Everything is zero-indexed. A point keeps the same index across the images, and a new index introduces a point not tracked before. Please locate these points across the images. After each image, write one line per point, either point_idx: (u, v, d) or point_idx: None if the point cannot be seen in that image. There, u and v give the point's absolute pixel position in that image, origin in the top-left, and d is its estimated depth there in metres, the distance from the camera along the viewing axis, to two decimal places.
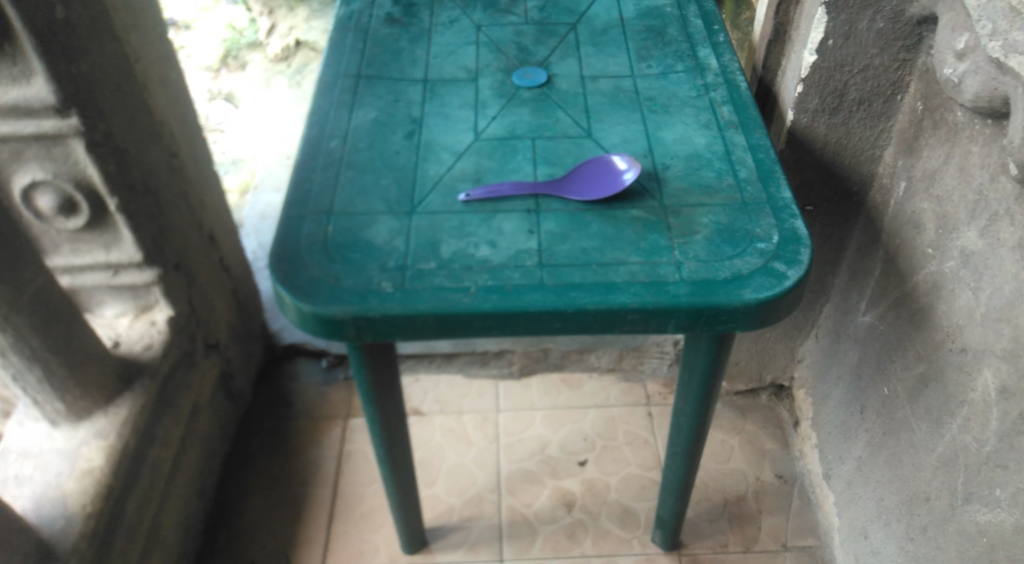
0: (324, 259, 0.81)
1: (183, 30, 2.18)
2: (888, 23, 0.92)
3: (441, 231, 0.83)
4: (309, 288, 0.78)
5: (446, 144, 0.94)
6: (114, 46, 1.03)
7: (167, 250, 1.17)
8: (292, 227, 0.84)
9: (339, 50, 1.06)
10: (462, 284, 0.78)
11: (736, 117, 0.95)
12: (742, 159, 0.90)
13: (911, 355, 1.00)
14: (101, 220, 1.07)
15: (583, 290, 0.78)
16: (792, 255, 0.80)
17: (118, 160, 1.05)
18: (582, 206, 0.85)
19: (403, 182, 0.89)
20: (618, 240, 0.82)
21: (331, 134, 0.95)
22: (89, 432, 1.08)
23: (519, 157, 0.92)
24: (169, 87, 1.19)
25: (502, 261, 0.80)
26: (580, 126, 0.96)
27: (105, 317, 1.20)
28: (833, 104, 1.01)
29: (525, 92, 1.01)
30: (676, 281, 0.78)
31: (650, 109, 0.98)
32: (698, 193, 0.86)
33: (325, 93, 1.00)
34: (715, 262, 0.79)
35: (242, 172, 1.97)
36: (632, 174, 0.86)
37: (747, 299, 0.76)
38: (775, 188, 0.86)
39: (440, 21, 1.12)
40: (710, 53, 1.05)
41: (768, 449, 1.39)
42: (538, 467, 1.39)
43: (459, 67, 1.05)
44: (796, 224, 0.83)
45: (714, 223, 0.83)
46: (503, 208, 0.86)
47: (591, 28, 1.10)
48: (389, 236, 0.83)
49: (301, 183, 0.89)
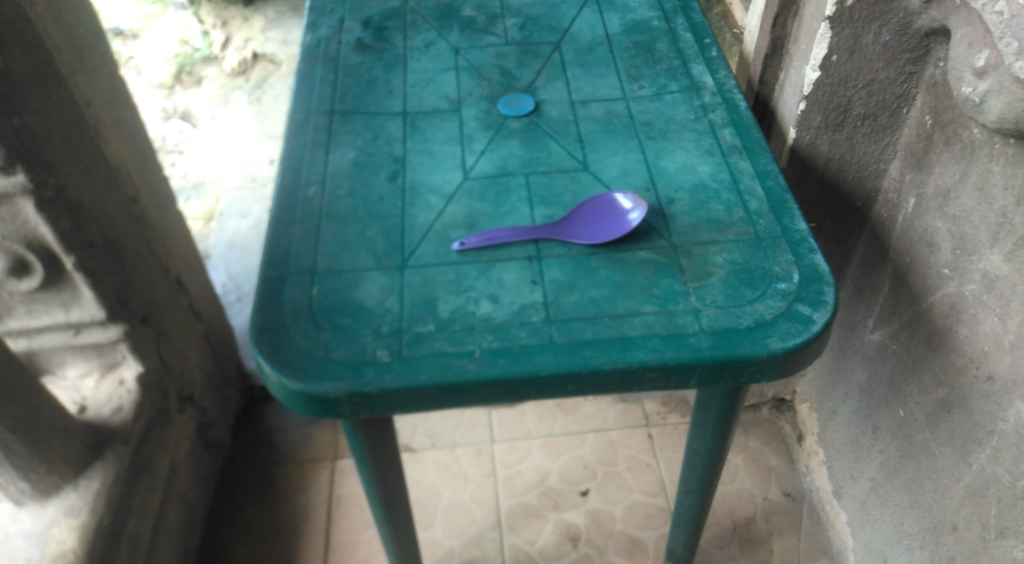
0: (311, 327, 0.74)
1: (130, 40, 2.23)
2: (894, 35, 0.87)
3: (437, 286, 0.77)
4: (296, 364, 0.71)
5: (433, 185, 0.87)
6: (61, 91, 0.94)
7: (132, 304, 1.09)
8: (271, 291, 0.77)
9: (309, 83, 0.99)
10: (465, 348, 0.72)
11: (739, 140, 0.90)
12: (751, 188, 0.85)
13: (928, 379, 0.95)
14: (58, 280, 1.00)
15: (597, 347, 0.71)
16: (815, 296, 0.74)
17: (72, 216, 0.96)
18: (586, 250, 0.79)
19: (391, 232, 0.82)
20: (628, 286, 0.76)
21: (308, 180, 0.88)
22: (59, 509, 1.01)
23: (513, 198, 0.86)
24: (124, 127, 1.09)
25: (506, 318, 0.74)
26: (575, 158, 0.90)
27: (68, 379, 1.13)
28: (837, 120, 0.96)
29: (512, 121, 0.94)
30: (696, 332, 0.72)
31: (648, 135, 0.92)
32: (708, 229, 0.81)
33: (297, 133, 0.92)
34: (735, 307, 0.74)
35: (206, 198, 1.87)
36: (638, 214, 0.80)
37: (774, 348, 0.71)
38: (789, 219, 0.81)
39: (415, 44, 1.05)
40: (705, 70, 0.99)
41: (774, 466, 1.35)
42: (538, 500, 1.33)
43: (440, 97, 0.98)
44: (816, 259, 0.77)
45: (729, 263, 0.78)
46: (501, 257, 0.79)
47: (576, 47, 1.04)
48: (381, 296, 0.76)
49: (278, 238, 0.82)
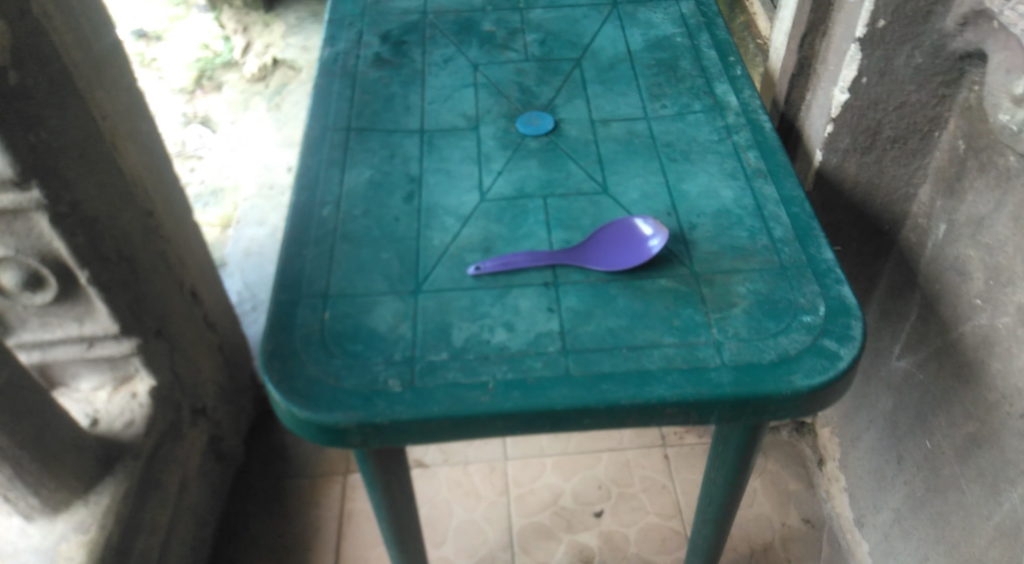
0: (322, 353, 0.72)
1: (154, 41, 2.27)
2: (927, 57, 0.84)
3: (451, 312, 0.75)
4: (306, 393, 0.70)
5: (449, 206, 0.86)
6: (77, 106, 0.93)
7: (146, 317, 1.08)
8: (283, 315, 0.75)
9: (326, 99, 0.97)
10: (478, 379, 0.70)
11: (763, 164, 0.88)
12: (776, 214, 0.82)
13: (958, 411, 0.92)
14: (73, 293, 0.99)
15: (615, 381, 0.69)
16: (842, 330, 0.72)
17: (87, 230, 0.95)
18: (605, 277, 0.77)
19: (405, 255, 0.81)
20: (647, 316, 0.74)
21: (323, 199, 0.86)
22: (68, 525, 1.00)
23: (531, 220, 0.84)
24: (140, 139, 1.08)
25: (522, 348, 0.72)
26: (595, 180, 0.88)
27: (81, 391, 1.12)
28: (865, 143, 0.93)
29: (531, 141, 0.92)
30: (717, 367, 0.70)
31: (670, 156, 0.90)
32: (731, 257, 0.78)
33: (313, 151, 0.91)
34: (758, 340, 0.71)
35: (223, 205, 1.86)
36: (659, 240, 0.78)
37: (798, 386, 0.68)
38: (815, 248, 0.79)
39: (434, 60, 1.03)
40: (729, 89, 0.96)
41: (793, 491, 1.32)
42: (552, 521, 1.31)
43: (458, 114, 0.96)
44: (842, 291, 0.75)
45: (752, 293, 0.75)
46: (517, 283, 0.78)
47: (597, 64, 1.02)
48: (393, 322, 0.75)
49: (291, 260, 0.80)
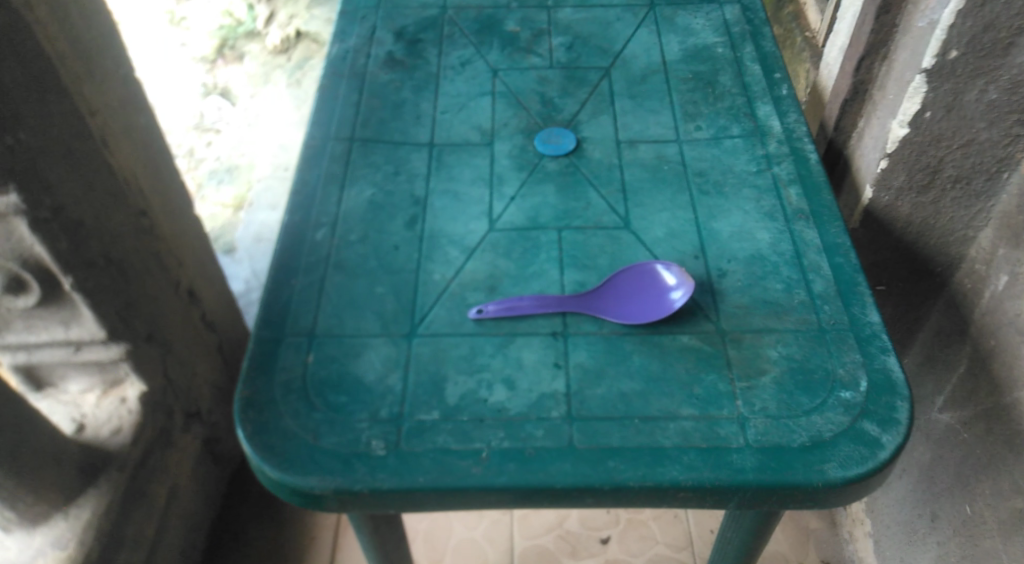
0: (302, 405, 0.66)
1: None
2: (1003, 93, 0.74)
3: (447, 362, 0.68)
4: (280, 451, 0.63)
5: (454, 235, 0.78)
6: (61, 101, 0.86)
7: (137, 322, 1.01)
8: (263, 354, 0.69)
9: (330, 104, 0.89)
10: (471, 446, 0.63)
11: (806, 203, 0.79)
12: (816, 265, 0.74)
13: (1005, 481, 0.84)
14: (58, 297, 0.92)
15: (623, 458, 0.62)
16: (886, 412, 0.64)
17: (71, 235, 0.89)
18: (619, 329, 0.70)
19: (402, 290, 0.73)
20: (664, 381, 0.66)
21: (318, 220, 0.79)
22: (46, 539, 0.96)
23: (542, 256, 0.76)
24: (135, 135, 1.01)
25: (522, 411, 0.65)
26: (616, 212, 0.79)
27: (69, 393, 1.06)
28: (922, 182, 0.84)
29: (549, 162, 0.84)
30: (740, 448, 0.62)
31: (701, 188, 0.81)
32: (764, 314, 0.70)
33: (311, 163, 0.84)
34: (788, 419, 0.64)
35: (237, 183, 1.78)
36: (682, 293, 0.70)
37: (831, 478, 0.61)
38: (859, 308, 0.70)
39: (450, 62, 0.95)
40: (772, 112, 0.87)
41: (813, 529, 1.25)
42: (555, 545, 1.25)
43: (472, 127, 0.88)
44: (888, 363, 0.67)
45: (785, 359, 0.67)
46: (522, 331, 0.70)
47: (628, 75, 0.93)
48: (383, 371, 0.68)
49: (278, 290, 0.73)
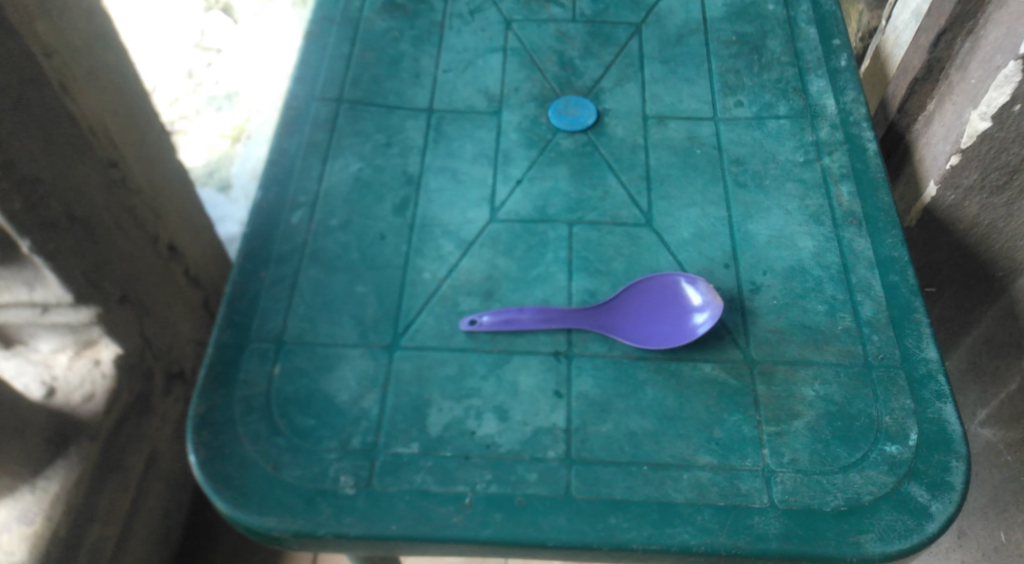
0: (265, 428, 0.57)
1: None
2: None
3: (432, 383, 0.59)
4: (236, 483, 0.55)
5: (450, 224, 0.68)
6: (9, 44, 0.75)
7: (107, 283, 0.91)
8: (223, 363, 0.60)
9: (317, 56, 0.78)
10: (454, 490, 0.55)
11: (859, 205, 0.68)
12: (867, 284, 0.63)
13: None
14: (17, 258, 0.82)
15: (627, 514, 0.54)
16: (936, 474, 0.56)
17: (27, 194, 0.78)
18: (633, 353, 0.60)
19: (386, 291, 0.64)
20: (681, 420, 0.58)
21: (295, 199, 0.69)
22: (11, 513, 0.87)
23: (549, 256, 0.66)
24: (101, 76, 0.90)
25: (514, 449, 0.57)
26: (637, 205, 0.69)
27: (39, 352, 0.94)
28: (998, 182, 0.72)
29: (564, 139, 0.73)
30: (763, 508, 0.54)
31: (738, 180, 0.70)
32: (802, 343, 0.61)
33: (291, 128, 0.73)
34: (822, 476, 0.55)
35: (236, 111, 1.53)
36: (706, 316, 0.61)
37: (868, 552, 0.53)
38: (913, 340, 0.61)
39: (458, 10, 0.82)
40: (825, 88, 0.75)
41: None
42: None
43: (478, 91, 0.76)
44: (944, 411, 0.58)
45: (822, 401, 0.58)
46: (521, 349, 0.61)
47: (662, 34, 0.80)
48: (358, 391, 0.59)
49: (245, 283, 0.64)
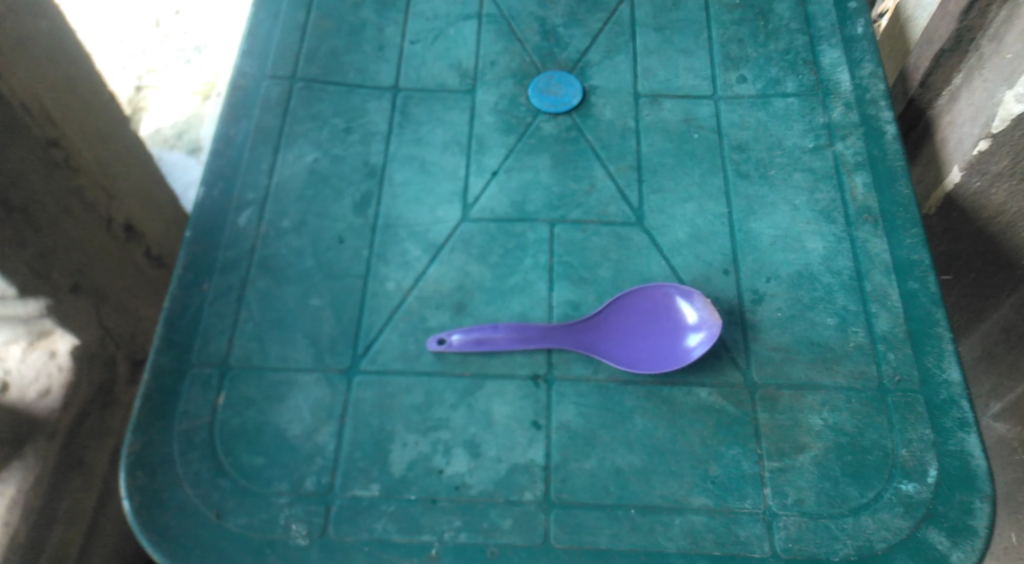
0: (208, 468, 0.52)
1: None
2: None
3: (394, 414, 0.53)
4: (176, 533, 0.50)
5: (417, 225, 0.60)
6: None
7: (51, 266, 0.73)
8: (161, 392, 0.54)
9: (267, 24, 0.69)
10: (418, 540, 0.50)
11: (874, 199, 0.60)
12: (885, 293, 0.57)
13: None
14: None
15: None
16: (957, 518, 0.50)
17: None
18: (619, 377, 0.54)
19: (343, 305, 0.57)
20: (672, 456, 0.52)
21: (242, 196, 0.61)
22: None
23: (527, 263, 0.59)
24: (35, 42, 0.72)
25: (485, 491, 0.51)
26: (627, 200, 0.61)
27: None
28: None
29: (545, 122, 0.65)
30: (763, 558, 0.49)
31: (740, 169, 0.62)
32: (808, 364, 0.54)
33: (237, 112, 0.64)
34: (830, 520, 0.50)
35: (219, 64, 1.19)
36: (701, 337, 0.54)
37: None
38: (933, 360, 0.54)
39: None
40: (841, 60, 0.67)
41: None
42: None
43: (449, 65, 0.67)
44: (967, 443, 0.52)
45: (831, 432, 0.52)
46: (494, 372, 0.54)
47: None
48: (312, 424, 0.53)
49: (185, 298, 0.57)
